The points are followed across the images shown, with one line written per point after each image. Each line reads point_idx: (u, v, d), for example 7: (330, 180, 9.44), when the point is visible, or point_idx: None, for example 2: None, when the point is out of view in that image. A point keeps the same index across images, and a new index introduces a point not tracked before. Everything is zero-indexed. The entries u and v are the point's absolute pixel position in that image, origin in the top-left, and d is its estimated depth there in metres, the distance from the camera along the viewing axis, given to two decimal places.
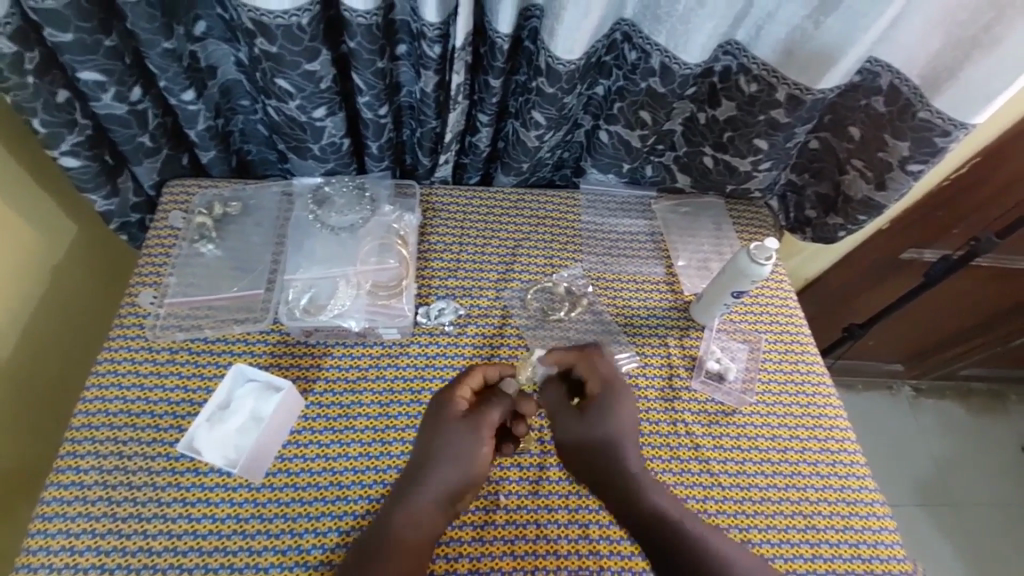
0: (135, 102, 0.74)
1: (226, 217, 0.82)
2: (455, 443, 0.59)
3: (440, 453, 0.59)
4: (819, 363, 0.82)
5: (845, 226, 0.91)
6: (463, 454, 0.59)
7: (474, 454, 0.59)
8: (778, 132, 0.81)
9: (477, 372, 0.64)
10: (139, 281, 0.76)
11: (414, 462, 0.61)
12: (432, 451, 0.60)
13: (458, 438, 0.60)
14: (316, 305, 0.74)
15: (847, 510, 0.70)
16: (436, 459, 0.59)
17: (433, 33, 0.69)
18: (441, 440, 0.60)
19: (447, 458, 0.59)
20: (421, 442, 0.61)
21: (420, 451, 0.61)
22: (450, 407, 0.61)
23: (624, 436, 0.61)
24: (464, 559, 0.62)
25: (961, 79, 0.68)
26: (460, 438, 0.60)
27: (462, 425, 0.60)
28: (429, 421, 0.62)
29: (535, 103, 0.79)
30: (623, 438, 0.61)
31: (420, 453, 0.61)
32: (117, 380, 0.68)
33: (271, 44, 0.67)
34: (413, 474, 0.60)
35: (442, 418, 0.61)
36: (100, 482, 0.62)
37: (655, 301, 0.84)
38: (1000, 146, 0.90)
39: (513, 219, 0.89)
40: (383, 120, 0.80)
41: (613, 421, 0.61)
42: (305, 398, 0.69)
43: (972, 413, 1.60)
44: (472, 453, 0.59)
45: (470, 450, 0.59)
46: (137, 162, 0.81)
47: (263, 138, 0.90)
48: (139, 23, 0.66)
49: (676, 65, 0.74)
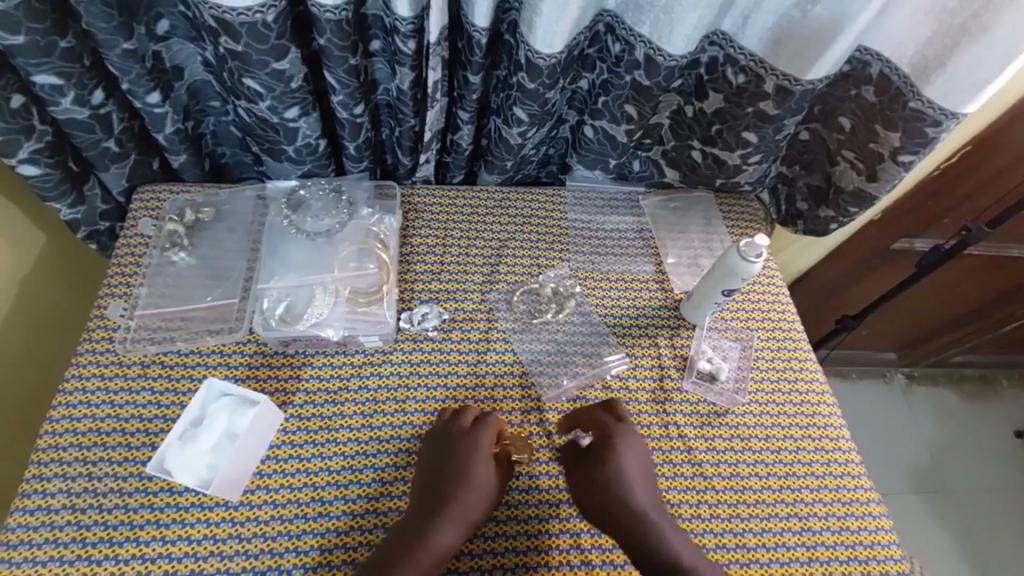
0: (97, 106, 0.70)
1: (198, 223, 0.79)
2: (476, 469, 0.61)
3: (460, 488, 0.59)
4: (812, 359, 0.80)
5: (838, 219, 0.89)
6: (480, 488, 0.60)
7: (488, 494, 0.60)
8: (767, 124, 0.78)
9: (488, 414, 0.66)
10: (108, 293, 0.73)
11: (412, 500, 0.60)
12: (459, 478, 0.60)
13: (481, 471, 0.61)
14: (293, 314, 0.71)
15: (842, 511, 0.69)
16: (460, 484, 0.59)
17: (406, 28, 0.66)
18: (461, 475, 0.60)
19: (455, 497, 0.58)
20: (424, 482, 0.61)
21: (423, 491, 0.60)
22: (471, 445, 0.62)
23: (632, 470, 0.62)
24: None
25: (952, 65, 0.66)
26: (479, 470, 0.61)
27: (484, 458, 0.62)
28: (440, 460, 0.62)
29: (516, 100, 0.76)
30: (634, 479, 0.61)
31: (441, 475, 0.60)
32: (86, 398, 0.65)
33: (236, 43, 0.63)
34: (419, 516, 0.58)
35: (452, 458, 0.61)
36: (68, 506, 0.59)
37: (644, 300, 0.82)
38: (994, 135, 0.88)
39: (498, 219, 0.86)
40: (359, 119, 0.77)
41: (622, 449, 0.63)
42: (284, 411, 0.66)
43: (966, 399, 1.60)
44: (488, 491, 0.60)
45: (487, 488, 0.60)
46: (103, 169, 0.78)
47: (237, 140, 0.87)
48: (96, 23, 0.63)
49: (661, 57, 0.71)
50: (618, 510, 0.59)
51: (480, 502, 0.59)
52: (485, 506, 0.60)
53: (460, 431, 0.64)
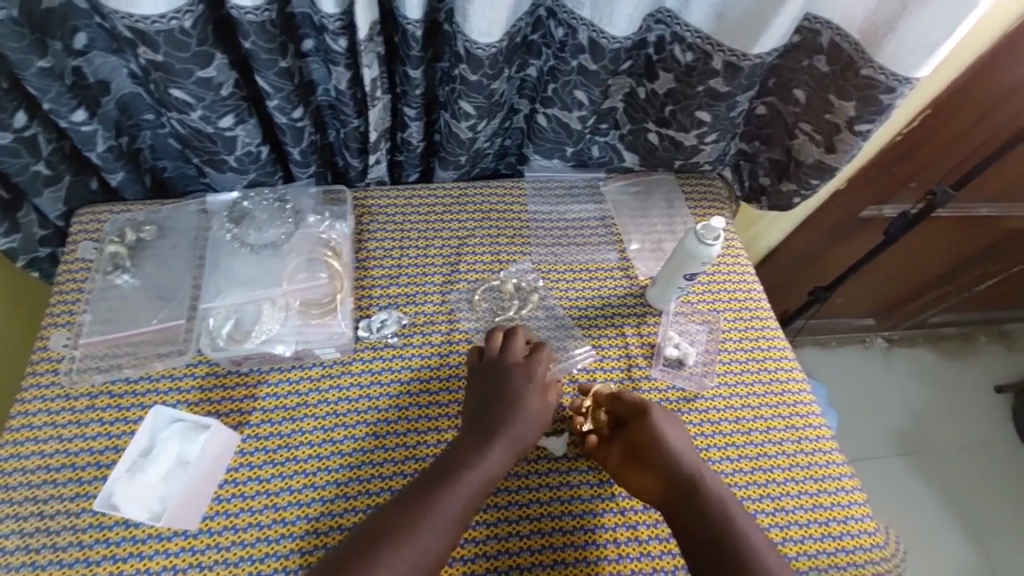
0: (19, 128, 0.67)
1: (141, 243, 0.76)
2: (525, 396, 0.64)
3: (511, 416, 0.62)
4: (779, 337, 0.80)
5: (800, 192, 0.88)
6: (534, 413, 0.63)
7: (538, 421, 0.63)
8: (720, 102, 0.77)
9: (541, 344, 0.69)
10: (51, 323, 0.70)
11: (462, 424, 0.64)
12: (511, 404, 0.63)
13: (531, 398, 0.64)
14: (241, 332, 0.69)
15: (815, 488, 0.68)
16: (511, 410, 0.62)
17: (335, 25, 0.63)
18: (511, 403, 0.63)
19: (506, 431, 0.61)
20: (470, 422, 0.64)
21: (474, 413, 0.64)
22: (523, 374, 0.65)
23: (681, 445, 0.63)
24: None
25: (899, 30, 0.64)
26: (532, 396, 0.64)
27: (532, 384, 0.65)
28: (490, 398, 0.64)
29: (461, 93, 0.74)
30: (680, 450, 0.63)
31: (493, 404, 0.63)
32: (32, 435, 0.63)
33: (155, 53, 0.60)
34: (473, 434, 0.62)
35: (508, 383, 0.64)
36: (20, 548, 0.57)
37: (609, 289, 0.81)
38: (951, 97, 0.87)
39: (456, 217, 0.84)
40: (300, 123, 0.74)
41: (665, 422, 0.64)
42: (240, 432, 0.65)
43: (944, 358, 1.62)
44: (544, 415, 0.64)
45: (540, 413, 0.64)
46: (36, 193, 0.75)
47: (177, 153, 0.84)
48: (6, 43, 0.59)
49: (604, 40, 0.69)
50: (678, 479, 0.61)
51: (529, 429, 0.63)
52: (533, 432, 0.63)
53: (516, 360, 0.67)
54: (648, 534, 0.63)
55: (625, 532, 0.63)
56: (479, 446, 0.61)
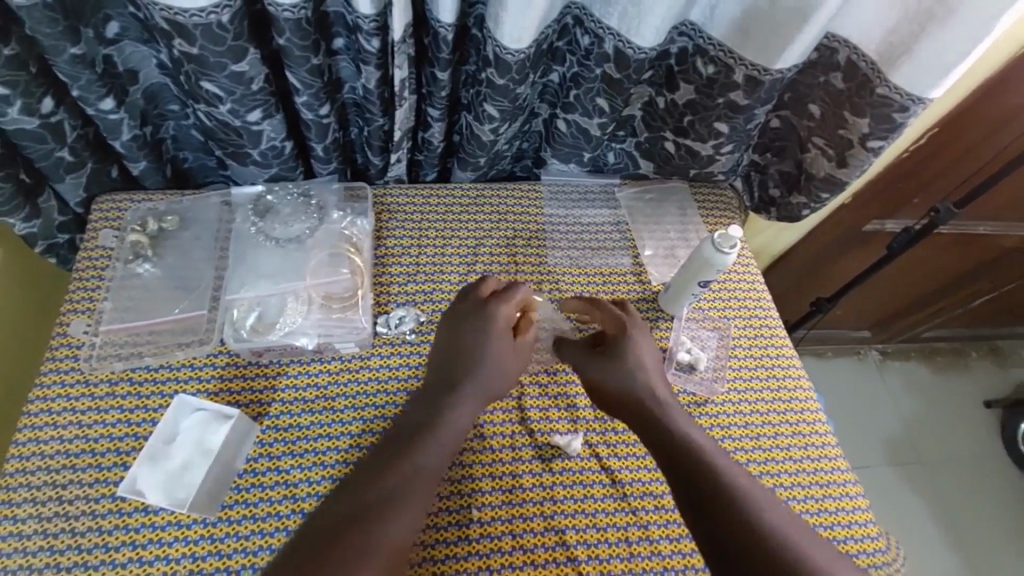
0: (46, 114, 0.67)
1: (162, 233, 0.77)
2: (485, 349, 0.62)
3: (472, 375, 0.61)
4: (787, 345, 0.82)
5: (810, 205, 0.90)
6: (495, 368, 0.62)
7: (501, 376, 0.63)
8: (738, 114, 0.78)
9: (514, 286, 0.67)
10: (71, 310, 0.70)
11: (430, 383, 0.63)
12: (475, 361, 0.62)
13: (496, 350, 0.63)
14: (265, 324, 0.70)
15: (820, 493, 0.70)
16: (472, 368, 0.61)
17: (369, 25, 0.64)
18: (474, 361, 0.62)
19: (465, 391, 0.61)
20: (437, 382, 0.62)
21: (441, 372, 0.63)
22: (485, 328, 0.64)
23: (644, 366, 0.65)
24: (427, 564, 0.61)
25: (918, 52, 0.66)
26: (492, 348, 0.63)
27: (494, 334, 0.63)
28: (454, 356, 0.63)
29: (486, 96, 0.75)
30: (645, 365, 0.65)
31: (456, 361, 0.62)
32: (52, 420, 0.63)
33: (190, 46, 0.61)
34: (437, 399, 0.60)
35: (473, 331, 0.64)
36: (40, 532, 0.58)
37: (623, 294, 0.82)
38: (958, 117, 0.89)
39: (473, 217, 0.85)
40: (326, 119, 0.75)
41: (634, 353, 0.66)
42: (260, 423, 0.65)
43: (937, 372, 1.65)
44: (514, 367, 0.65)
45: (502, 368, 0.63)
46: (58, 179, 0.75)
47: (199, 144, 0.84)
48: (39, 28, 0.59)
49: (630, 50, 0.71)
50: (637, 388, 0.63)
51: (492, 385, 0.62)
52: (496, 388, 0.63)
53: (480, 306, 0.66)
54: (659, 534, 0.65)
55: (636, 532, 0.65)
56: (446, 407, 0.60)
